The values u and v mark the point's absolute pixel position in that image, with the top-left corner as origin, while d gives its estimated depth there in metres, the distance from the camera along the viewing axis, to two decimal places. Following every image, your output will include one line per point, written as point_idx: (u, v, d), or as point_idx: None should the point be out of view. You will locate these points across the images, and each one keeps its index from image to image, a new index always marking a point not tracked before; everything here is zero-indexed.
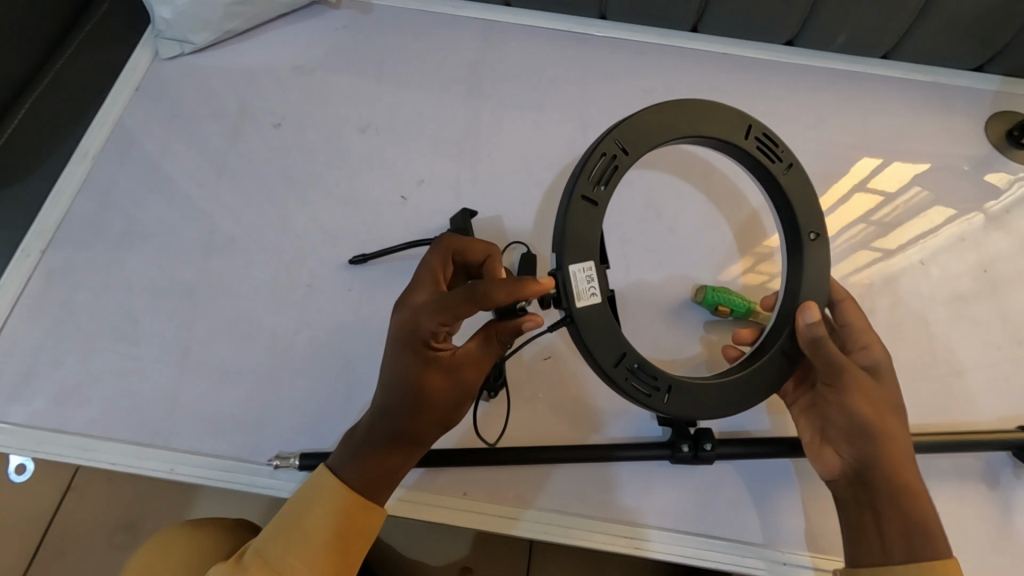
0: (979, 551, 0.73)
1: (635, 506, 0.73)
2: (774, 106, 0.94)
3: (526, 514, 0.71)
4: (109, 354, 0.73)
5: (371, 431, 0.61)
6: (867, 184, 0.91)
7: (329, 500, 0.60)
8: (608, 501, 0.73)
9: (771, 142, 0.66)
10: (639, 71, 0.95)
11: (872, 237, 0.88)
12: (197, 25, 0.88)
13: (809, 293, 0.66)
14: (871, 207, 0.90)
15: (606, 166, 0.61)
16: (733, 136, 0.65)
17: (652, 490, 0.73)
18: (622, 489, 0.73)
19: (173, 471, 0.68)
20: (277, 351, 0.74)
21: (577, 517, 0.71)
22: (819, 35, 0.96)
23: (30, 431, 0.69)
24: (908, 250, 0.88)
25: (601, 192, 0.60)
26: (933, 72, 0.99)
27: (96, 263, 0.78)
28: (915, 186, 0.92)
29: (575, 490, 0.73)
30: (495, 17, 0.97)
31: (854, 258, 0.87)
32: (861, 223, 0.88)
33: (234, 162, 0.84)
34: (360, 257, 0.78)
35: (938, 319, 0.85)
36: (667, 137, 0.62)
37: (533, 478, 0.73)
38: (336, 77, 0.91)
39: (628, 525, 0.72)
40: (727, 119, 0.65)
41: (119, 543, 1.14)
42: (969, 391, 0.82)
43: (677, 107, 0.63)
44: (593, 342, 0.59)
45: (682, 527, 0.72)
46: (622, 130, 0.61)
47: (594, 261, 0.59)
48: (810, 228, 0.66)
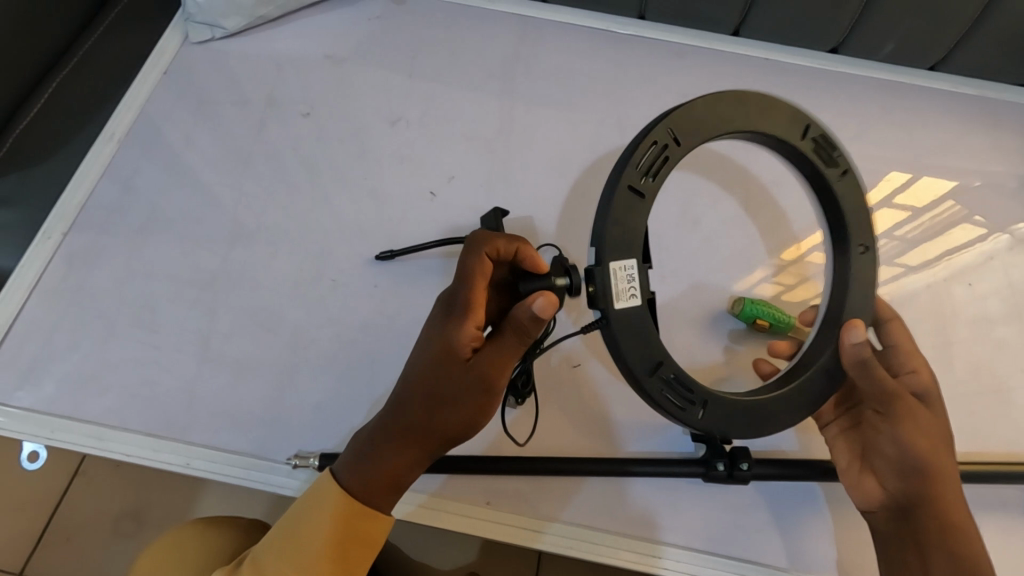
0: None
1: (661, 524, 0.70)
2: (817, 114, 0.91)
3: (548, 527, 0.69)
4: (127, 341, 0.71)
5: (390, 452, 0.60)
6: (907, 200, 0.88)
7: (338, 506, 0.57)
8: (634, 517, 0.70)
9: (828, 144, 0.62)
10: (678, 72, 0.92)
11: (896, 252, 0.85)
12: (228, 9, 0.87)
13: (852, 306, 0.63)
14: (898, 222, 0.86)
15: (657, 156, 0.56)
16: (789, 136, 0.61)
17: (680, 511, 0.71)
18: (649, 506, 0.71)
19: (189, 465, 0.67)
20: (299, 346, 0.72)
21: (597, 533, 0.69)
22: (865, 44, 0.92)
23: (44, 418, 0.67)
24: (942, 268, 0.85)
25: (648, 184, 0.56)
26: (979, 85, 0.95)
27: (118, 248, 0.76)
28: (949, 200, 0.89)
29: (601, 504, 0.70)
30: (531, 13, 0.95)
31: None
32: (886, 237, 0.85)
33: (262, 150, 0.83)
34: (387, 253, 0.76)
35: (974, 342, 0.81)
36: (723, 129, 0.59)
37: (558, 490, 0.70)
38: (369, 69, 0.89)
39: (650, 543, 0.69)
40: (783, 117, 0.61)
41: (124, 530, 1.14)
42: (1008, 418, 0.79)
43: (738, 100, 0.59)
44: (627, 347, 0.55)
45: (706, 547, 0.69)
46: (675, 118, 0.57)
47: (635, 259, 0.56)
48: (860, 240, 0.63)
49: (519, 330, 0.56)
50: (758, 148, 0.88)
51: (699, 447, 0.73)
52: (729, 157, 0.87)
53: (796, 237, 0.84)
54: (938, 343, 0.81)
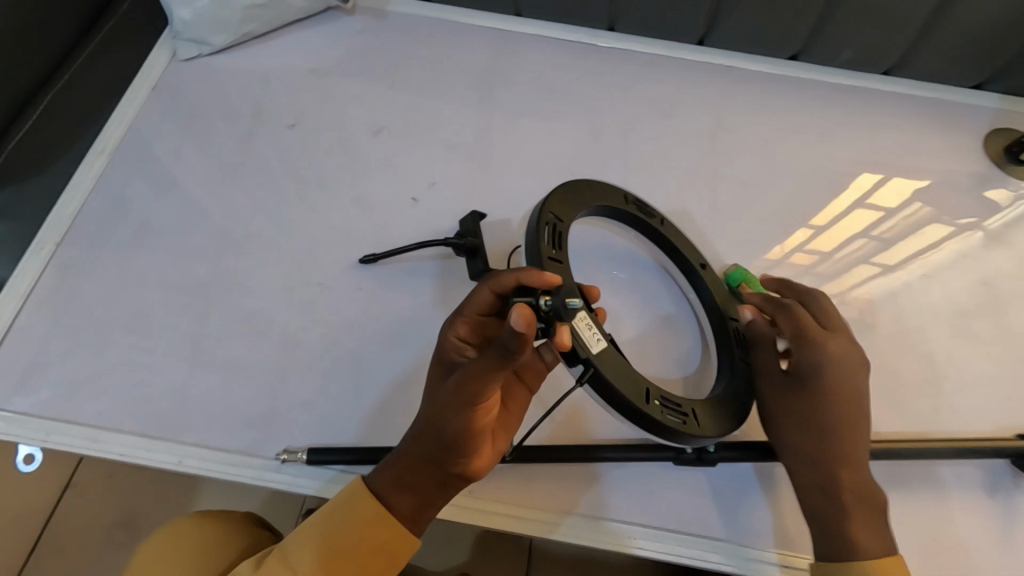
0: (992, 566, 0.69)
1: (636, 506, 0.73)
2: (780, 118, 0.96)
3: (529, 513, 0.71)
4: (120, 345, 0.74)
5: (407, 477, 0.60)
6: (868, 200, 0.91)
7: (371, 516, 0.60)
8: (611, 500, 0.73)
9: (642, 207, 0.79)
10: (648, 80, 0.97)
11: (873, 252, 0.87)
12: (214, 26, 0.90)
13: (727, 305, 0.77)
14: (875, 222, 0.90)
15: (553, 234, 0.66)
16: (618, 205, 0.77)
17: (663, 497, 0.73)
18: (625, 489, 0.73)
19: (181, 463, 0.68)
20: (287, 346, 0.75)
21: (590, 520, 0.71)
22: (824, 51, 0.97)
23: (41, 421, 0.69)
24: (911, 266, 0.87)
25: (561, 254, 0.66)
26: (934, 89, 1.00)
27: (110, 257, 0.79)
28: (916, 203, 0.92)
29: (579, 489, 0.73)
30: (507, 26, 0.99)
31: (856, 273, 0.86)
32: (861, 237, 0.88)
33: (250, 160, 0.86)
34: (371, 257, 0.79)
35: (940, 333, 0.83)
36: (581, 203, 0.72)
37: (537, 476, 0.73)
38: (351, 82, 0.93)
39: (627, 525, 0.71)
40: (606, 192, 0.76)
41: (117, 539, 1.17)
42: (975, 405, 0.80)
43: (573, 185, 0.73)
44: (619, 383, 0.61)
45: (686, 529, 0.72)
46: (549, 206, 0.68)
47: (587, 311, 0.62)
48: (700, 259, 0.79)
49: (502, 350, 0.51)
50: (726, 151, 0.93)
51: None
52: (698, 159, 0.91)
53: (780, 237, 0.87)
54: (901, 336, 0.83)
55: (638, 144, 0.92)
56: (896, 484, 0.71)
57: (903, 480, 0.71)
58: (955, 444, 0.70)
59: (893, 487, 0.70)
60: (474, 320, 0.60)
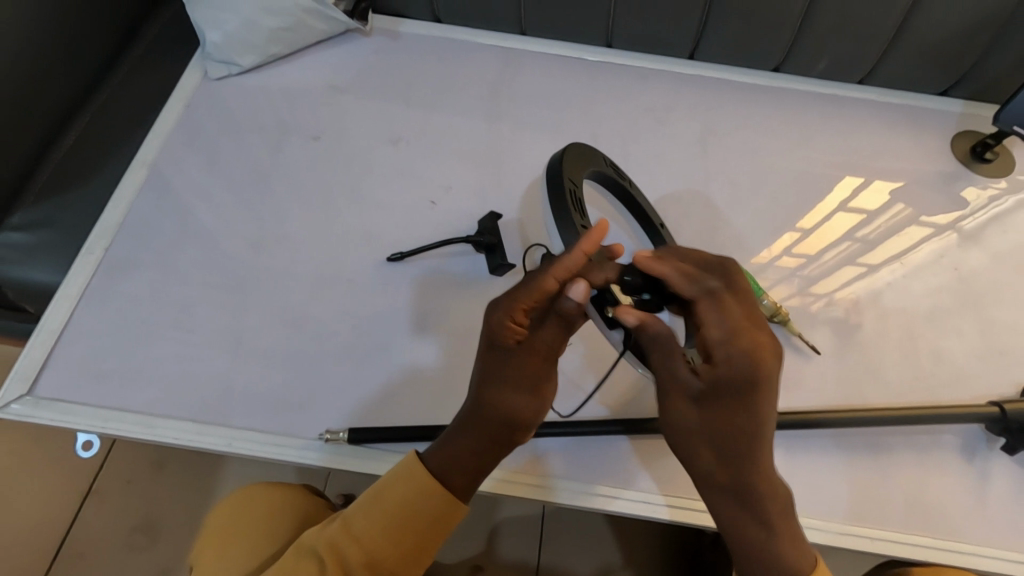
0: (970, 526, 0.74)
1: (656, 476, 0.76)
2: (765, 124, 1.04)
3: (554, 484, 0.75)
4: (167, 339, 0.80)
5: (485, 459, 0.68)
6: (848, 205, 0.98)
7: (419, 490, 0.66)
8: (631, 471, 0.76)
9: (618, 169, 0.88)
10: (643, 91, 1.05)
11: (857, 253, 0.94)
12: (243, 48, 0.98)
13: None
14: (854, 225, 0.96)
15: (574, 198, 0.75)
16: (603, 164, 0.84)
17: (664, 465, 0.77)
18: (643, 460, 0.77)
19: (230, 445, 0.74)
20: (321, 338, 0.81)
21: (593, 485, 0.75)
22: (801, 63, 1.06)
23: (98, 410, 0.75)
24: (891, 267, 0.93)
25: (584, 219, 0.74)
26: (903, 95, 1.07)
27: (155, 259, 0.85)
28: (898, 204, 0.99)
29: (600, 461, 0.77)
30: (512, 44, 1.08)
31: (839, 275, 0.92)
32: (847, 239, 0.95)
33: (280, 169, 0.93)
34: (397, 256, 0.86)
35: (918, 317, 0.90)
36: (586, 167, 0.80)
37: (559, 450, 0.77)
38: (370, 98, 1.00)
39: (646, 493, 0.75)
40: (594, 152, 0.83)
41: (138, 542, 1.21)
42: (953, 384, 0.86)
43: (579, 147, 0.80)
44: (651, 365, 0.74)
45: (686, 495, 0.76)
46: (568, 170, 0.77)
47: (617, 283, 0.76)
48: (660, 220, 0.87)
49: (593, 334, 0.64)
50: (715, 155, 1.01)
51: None
52: (691, 163, 1.00)
53: (766, 243, 0.94)
54: (881, 323, 0.89)
55: (635, 149, 1.00)
56: (877, 450, 0.78)
57: (889, 446, 0.78)
58: (931, 412, 0.76)
59: (874, 450, 0.78)
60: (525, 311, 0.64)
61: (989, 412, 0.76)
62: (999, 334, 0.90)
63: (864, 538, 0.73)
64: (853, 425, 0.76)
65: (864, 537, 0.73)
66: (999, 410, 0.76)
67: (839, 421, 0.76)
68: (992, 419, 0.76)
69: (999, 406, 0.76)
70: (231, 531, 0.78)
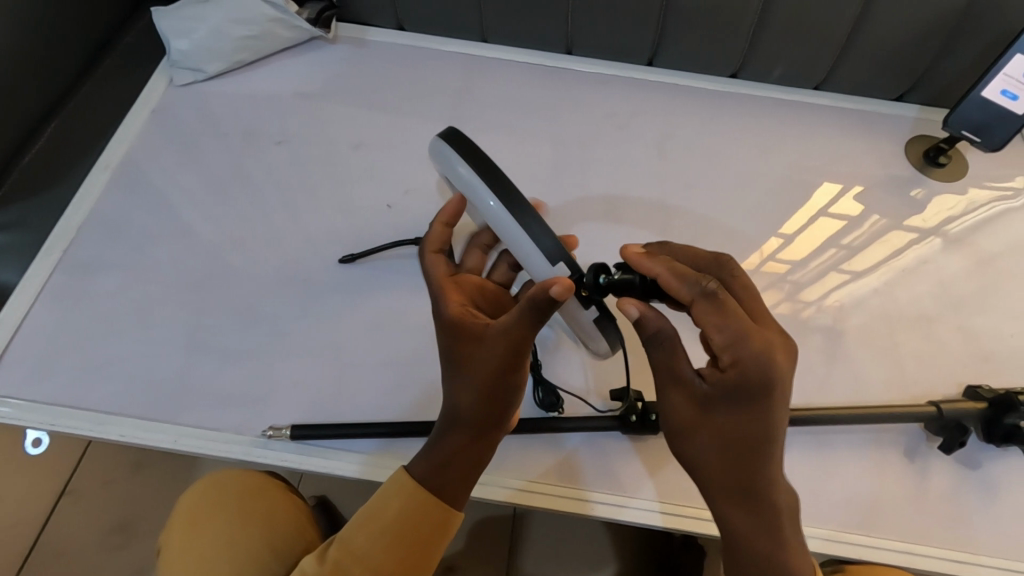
0: (909, 524, 0.74)
1: (632, 476, 0.75)
2: (723, 128, 1.06)
3: (528, 485, 0.73)
4: (122, 338, 0.81)
5: (454, 462, 0.63)
6: (828, 211, 0.99)
7: (408, 500, 0.63)
8: (606, 471, 0.75)
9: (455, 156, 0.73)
10: (603, 97, 1.07)
11: (843, 260, 0.95)
12: (209, 56, 1.00)
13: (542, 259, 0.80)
14: (843, 231, 0.97)
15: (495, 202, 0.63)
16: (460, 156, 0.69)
17: (645, 472, 0.75)
18: (618, 459, 0.75)
19: (177, 442, 0.75)
20: (273, 337, 0.83)
21: (569, 487, 0.73)
22: (759, 69, 1.08)
23: (50, 407, 0.76)
24: (883, 272, 0.94)
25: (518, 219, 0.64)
26: (858, 101, 1.09)
27: (113, 259, 0.87)
28: (874, 216, 0.99)
29: (575, 462, 0.75)
30: (474, 52, 1.10)
31: (824, 282, 0.93)
32: (833, 246, 0.96)
33: (240, 174, 0.95)
34: (349, 257, 0.88)
35: (868, 319, 0.91)
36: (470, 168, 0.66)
37: (532, 451, 0.76)
38: (332, 103, 1.02)
39: (623, 495, 0.73)
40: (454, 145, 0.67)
41: (114, 543, 1.22)
42: (902, 384, 0.87)
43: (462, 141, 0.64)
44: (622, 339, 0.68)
45: (680, 501, 0.73)
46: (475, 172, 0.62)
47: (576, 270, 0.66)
48: None
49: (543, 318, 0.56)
50: (672, 159, 1.02)
51: (616, 405, 0.79)
52: (647, 167, 1.01)
53: (755, 247, 0.95)
54: (830, 325, 0.90)
55: (593, 154, 1.02)
56: (820, 448, 0.78)
57: (851, 445, 0.78)
58: (871, 412, 0.76)
59: (822, 447, 0.78)
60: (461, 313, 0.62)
61: (928, 411, 0.77)
62: (948, 335, 0.90)
63: (828, 540, 0.73)
64: (795, 424, 0.77)
65: (849, 543, 0.73)
66: (935, 410, 0.77)
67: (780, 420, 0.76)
68: (929, 418, 0.77)
69: (936, 406, 0.77)
70: (198, 526, 0.79)
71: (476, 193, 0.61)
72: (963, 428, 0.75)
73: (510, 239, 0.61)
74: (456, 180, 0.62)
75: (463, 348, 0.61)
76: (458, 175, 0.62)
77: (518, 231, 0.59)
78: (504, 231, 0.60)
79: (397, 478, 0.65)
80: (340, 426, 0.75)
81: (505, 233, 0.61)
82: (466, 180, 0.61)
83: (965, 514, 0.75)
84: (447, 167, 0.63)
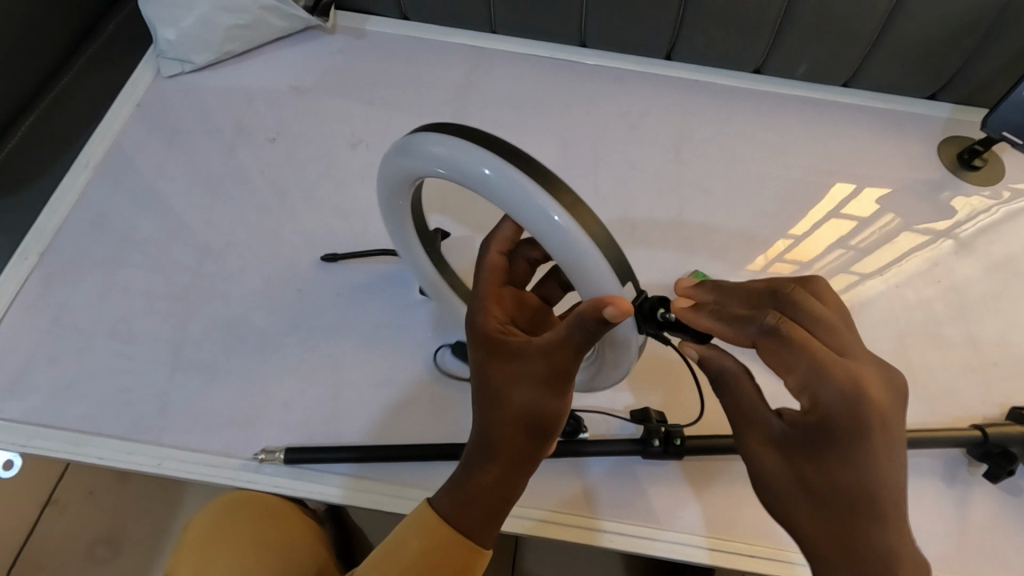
0: (951, 556, 0.70)
1: (655, 506, 0.70)
2: (744, 127, 1.00)
3: (546, 514, 0.69)
4: (102, 351, 0.75)
5: (481, 498, 0.56)
6: (840, 210, 0.94)
7: (428, 536, 0.56)
8: (628, 499, 0.70)
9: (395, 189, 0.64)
10: (618, 93, 1.01)
11: (849, 262, 0.89)
12: (198, 46, 0.94)
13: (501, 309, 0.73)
14: (849, 233, 0.92)
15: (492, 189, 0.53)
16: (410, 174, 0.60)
17: (669, 501, 0.70)
18: (640, 486, 0.71)
19: (161, 465, 0.70)
20: (266, 351, 0.77)
21: (590, 517, 0.69)
22: (781, 66, 1.02)
23: (23, 427, 0.71)
24: (885, 274, 0.89)
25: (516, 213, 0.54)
26: (889, 100, 1.03)
27: (94, 265, 0.81)
28: (888, 213, 0.94)
29: (596, 488, 0.71)
30: (482, 44, 1.04)
31: (830, 283, 0.88)
32: (839, 247, 0.91)
33: (231, 173, 0.89)
34: (332, 257, 0.82)
35: (903, 332, 0.85)
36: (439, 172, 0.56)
37: (550, 477, 0.71)
38: (331, 99, 0.96)
39: (647, 526, 0.69)
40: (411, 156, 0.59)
41: (99, 557, 1.12)
42: (941, 403, 0.81)
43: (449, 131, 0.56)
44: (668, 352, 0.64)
45: (710, 533, 0.69)
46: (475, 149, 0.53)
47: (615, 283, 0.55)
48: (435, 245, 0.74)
49: (591, 340, 0.50)
50: (690, 159, 0.97)
51: (640, 427, 0.74)
52: (666, 168, 0.95)
53: (781, 253, 0.90)
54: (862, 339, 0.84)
55: (606, 154, 0.96)
56: None
57: None
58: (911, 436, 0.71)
59: None
60: (497, 330, 0.57)
61: (972, 435, 0.72)
62: (988, 350, 0.85)
63: None
64: None
65: None
66: (981, 434, 0.72)
67: None
68: (973, 444, 0.72)
69: (981, 430, 0.73)
70: (208, 556, 0.72)
71: (459, 165, 0.53)
72: (1012, 453, 0.71)
73: (515, 207, 0.52)
74: (429, 165, 0.56)
75: (497, 369, 0.55)
76: (430, 158, 0.55)
77: (520, 190, 0.51)
78: (503, 199, 0.52)
79: (417, 513, 0.58)
80: (340, 450, 0.69)
81: (504, 202, 0.52)
82: (442, 157, 0.54)
83: (1007, 545, 0.71)
84: (416, 159, 0.57)
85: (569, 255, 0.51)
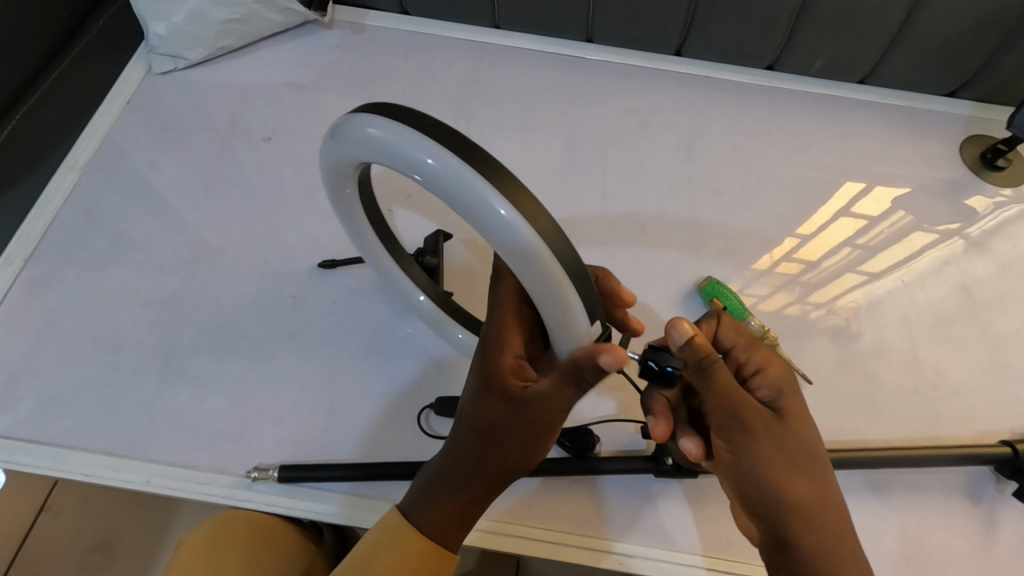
0: None
1: (670, 527, 0.67)
2: (756, 125, 0.96)
3: (559, 537, 0.65)
4: (88, 361, 0.72)
5: (455, 516, 0.56)
6: (851, 209, 0.90)
7: (402, 548, 0.55)
8: (642, 521, 0.67)
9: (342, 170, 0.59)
10: (626, 90, 0.98)
11: (858, 261, 0.86)
12: (191, 41, 0.91)
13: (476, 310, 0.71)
14: (856, 232, 0.88)
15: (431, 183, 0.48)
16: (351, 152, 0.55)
17: (684, 522, 0.67)
18: (653, 507, 0.68)
19: (149, 482, 0.66)
20: (259, 362, 0.74)
21: (604, 540, 0.65)
22: (796, 62, 0.99)
23: (6, 440, 0.68)
24: (897, 274, 0.85)
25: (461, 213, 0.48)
26: (908, 97, 0.99)
27: (82, 271, 0.78)
28: (899, 210, 0.90)
29: (610, 508, 0.67)
30: (485, 39, 1.00)
31: (840, 283, 0.84)
32: (845, 245, 0.87)
33: (224, 174, 0.86)
34: (330, 263, 0.79)
35: (925, 340, 0.81)
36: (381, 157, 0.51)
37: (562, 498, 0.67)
38: (328, 96, 0.93)
39: (662, 549, 0.65)
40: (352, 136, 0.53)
41: (93, 565, 1.09)
42: (967, 415, 0.77)
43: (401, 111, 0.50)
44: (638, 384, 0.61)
45: (726, 556, 0.66)
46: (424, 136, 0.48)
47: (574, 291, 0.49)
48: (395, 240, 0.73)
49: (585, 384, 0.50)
50: (701, 159, 0.93)
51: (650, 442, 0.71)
52: (676, 168, 0.92)
53: (798, 257, 0.86)
54: (883, 348, 0.80)
55: (613, 153, 0.92)
56: (877, 493, 0.70)
57: (912, 489, 0.70)
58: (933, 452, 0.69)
59: (883, 493, 0.70)
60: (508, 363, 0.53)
61: (1000, 452, 0.69)
62: (1016, 359, 0.81)
63: None
64: (849, 466, 0.68)
65: None
66: (1011, 451, 0.69)
67: (833, 463, 0.68)
68: (1001, 461, 0.70)
69: (1011, 446, 0.69)
70: None
71: (401, 156, 0.48)
72: None
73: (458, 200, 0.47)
74: (372, 151, 0.51)
75: (489, 398, 0.53)
76: (372, 143, 0.50)
77: (462, 176, 0.46)
78: (446, 193, 0.47)
79: (390, 523, 0.57)
80: (337, 468, 0.66)
81: (448, 195, 0.47)
82: (381, 142, 0.49)
83: None
84: (358, 143, 0.52)
85: (513, 253, 0.47)
